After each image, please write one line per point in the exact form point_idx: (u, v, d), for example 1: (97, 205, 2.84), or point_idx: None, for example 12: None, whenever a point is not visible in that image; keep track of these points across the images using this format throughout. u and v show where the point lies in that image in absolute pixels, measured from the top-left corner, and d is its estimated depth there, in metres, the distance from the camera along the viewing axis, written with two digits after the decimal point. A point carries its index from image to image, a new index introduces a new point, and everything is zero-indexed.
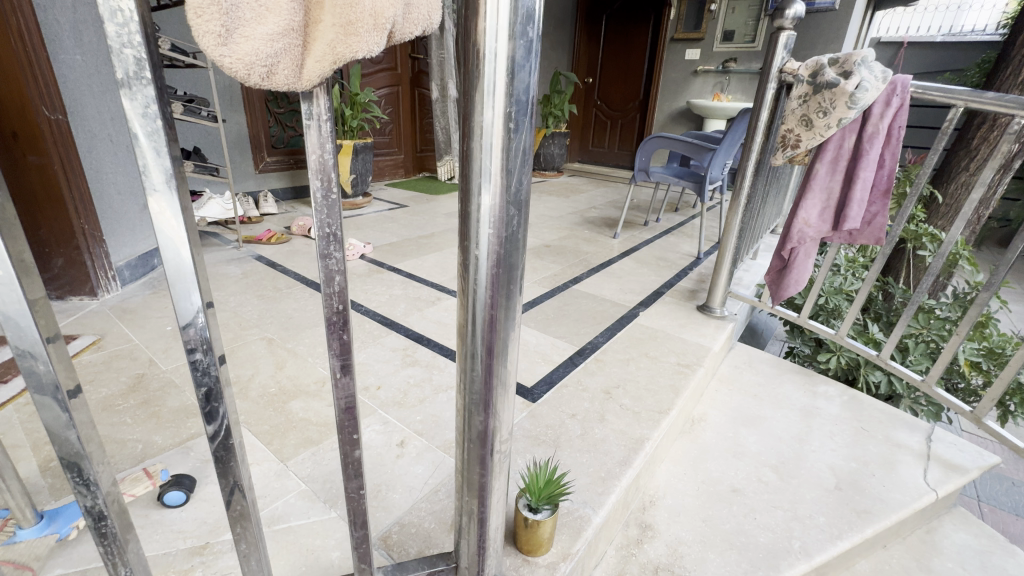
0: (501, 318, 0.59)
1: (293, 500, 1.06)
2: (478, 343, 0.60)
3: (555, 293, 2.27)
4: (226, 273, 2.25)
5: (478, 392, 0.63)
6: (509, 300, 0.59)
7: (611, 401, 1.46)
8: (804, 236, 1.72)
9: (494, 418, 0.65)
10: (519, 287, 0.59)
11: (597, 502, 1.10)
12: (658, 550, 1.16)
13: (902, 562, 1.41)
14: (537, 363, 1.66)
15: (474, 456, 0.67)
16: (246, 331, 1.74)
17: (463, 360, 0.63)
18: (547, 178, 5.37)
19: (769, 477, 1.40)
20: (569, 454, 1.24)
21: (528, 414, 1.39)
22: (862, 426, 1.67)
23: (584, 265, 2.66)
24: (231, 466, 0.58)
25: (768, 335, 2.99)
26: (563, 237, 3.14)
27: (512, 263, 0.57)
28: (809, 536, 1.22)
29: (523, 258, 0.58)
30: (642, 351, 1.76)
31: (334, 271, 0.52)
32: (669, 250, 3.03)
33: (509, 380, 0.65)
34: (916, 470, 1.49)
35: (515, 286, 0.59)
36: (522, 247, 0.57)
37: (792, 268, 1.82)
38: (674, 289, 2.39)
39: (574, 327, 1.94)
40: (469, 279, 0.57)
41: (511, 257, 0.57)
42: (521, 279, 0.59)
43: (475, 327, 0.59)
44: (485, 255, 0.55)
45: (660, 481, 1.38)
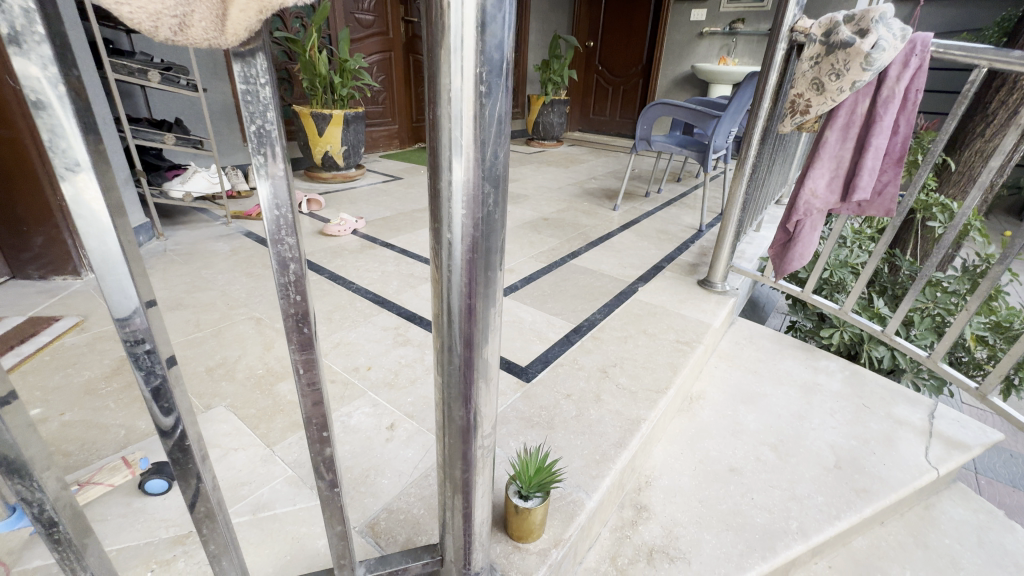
0: (481, 306, 0.54)
1: (280, 486, 1.03)
2: (456, 334, 0.55)
3: (552, 268, 2.21)
4: (215, 250, 2.19)
5: (457, 386, 0.58)
6: (488, 286, 0.53)
7: (607, 380, 1.43)
8: (811, 207, 1.65)
9: (475, 412, 0.61)
10: (498, 271, 0.54)
11: (591, 486, 1.07)
12: (653, 532, 1.15)
13: (899, 537, 1.41)
14: (531, 342, 1.62)
15: (457, 452, 0.63)
16: (234, 310, 1.70)
17: (439, 352, 0.58)
18: (547, 147, 5.23)
19: (767, 456, 1.38)
20: (563, 435, 1.21)
21: (522, 395, 1.35)
22: (864, 402, 1.64)
23: (582, 238, 2.59)
24: (190, 468, 0.54)
25: (769, 308, 2.94)
26: (562, 210, 3.06)
27: (492, 245, 0.51)
28: (807, 516, 1.21)
29: (500, 239, 0.52)
30: (640, 328, 1.72)
31: (289, 258, 0.47)
32: (670, 222, 2.95)
33: (491, 372, 0.60)
34: (918, 446, 1.46)
35: (497, 271, 0.54)
36: (501, 228, 0.52)
37: (796, 241, 1.74)
38: (674, 263, 2.33)
39: (572, 303, 1.90)
40: (443, 263, 0.52)
41: (489, 240, 0.51)
42: (501, 262, 0.54)
43: (453, 317, 0.54)
44: (460, 239, 0.50)
45: (655, 461, 1.36)
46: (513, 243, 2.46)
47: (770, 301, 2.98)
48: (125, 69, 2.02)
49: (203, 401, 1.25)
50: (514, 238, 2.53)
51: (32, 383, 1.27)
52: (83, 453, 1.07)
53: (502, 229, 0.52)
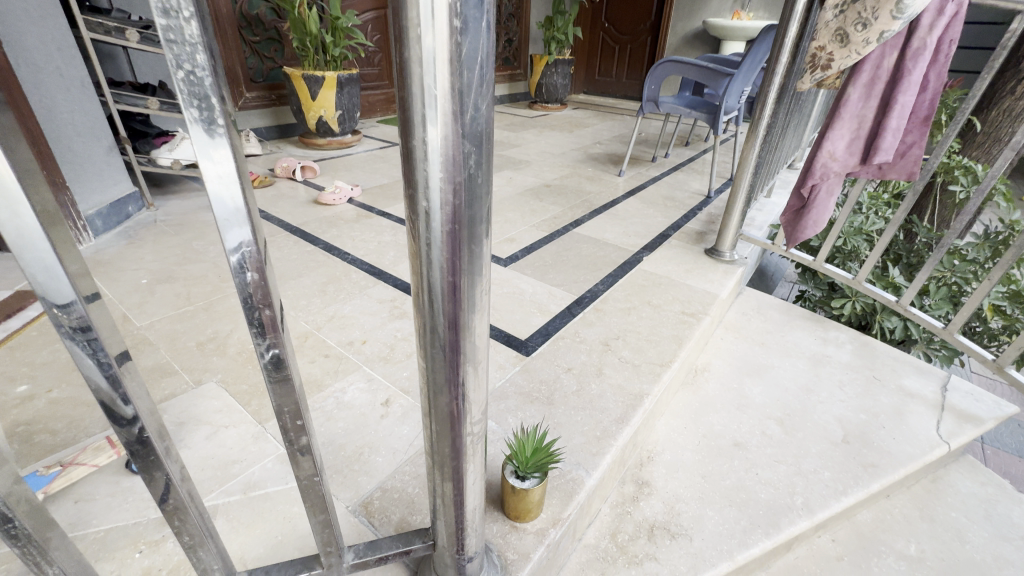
0: (467, 282, 0.48)
1: (271, 464, 1.01)
2: (440, 315, 0.49)
3: (554, 237, 2.13)
4: (207, 220, 2.13)
5: (443, 371, 0.53)
6: (474, 259, 0.47)
7: (609, 353, 1.39)
8: (829, 170, 1.55)
9: (464, 398, 0.56)
10: (484, 242, 0.48)
11: (591, 464, 1.04)
12: (654, 508, 1.13)
13: (904, 511, 1.39)
14: (531, 314, 1.57)
15: (445, 439, 0.59)
16: (226, 283, 1.65)
17: (423, 334, 0.52)
18: (550, 111, 5.04)
19: (774, 431, 1.34)
20: (564, 411, 1.18)
21: (521, 369, 1.31)
22: (874, 374, 1.60)
23: (586, 205, 2.50)
24: (152, 461, 0.50)
25: (777, 277, 2.88)
26: (565, 176, 2.95)
27: (476, 214, 0.45)
28: (813, 492, 1.18)
29: (487, 207, 0.46)
30: (644, 300, 1.66)
31: (240, 230, 0.41)
32: (677, 188, 2.85)
33: (479, 355, 0.55)
34: (929, 420, 1.42)
35: (483, 243, 0.47)
36: (486, 193, 0.45)
37: (811, 208, 1.65)
38: (681, 231, 2.24)
39: (574, 274, 1.83)
40: (421, 235, 0.45)
41: (473, 208, 0.44)
42: (488, 235, 0.47)
43: (435, 296, 0.48)
44: (440, 208, 0.43)
45: (658, 435, 1.32)
46: (514, 211, 2.38)
47: (778, 269, 2.90)
48: (101, 28, 1.90)
49: (194, 377, 1.22)
50: (515, 205, 2.45)
51: (18, 359, 1.24)
52: (71, 431, 1.04)
53: (488, 195, 0.45)
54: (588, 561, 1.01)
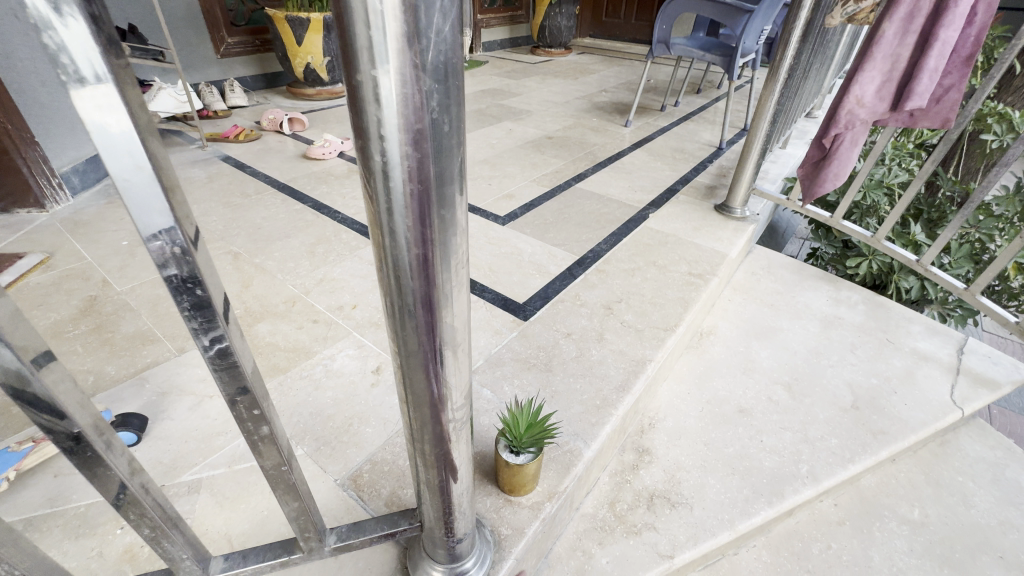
0: (439, 253, 0.40)
1: None
2: (409, 293, 0.42)
3: (555, 192, 2.02)
4: (190, 177, 2.03)
5: (417, 357, 0.46)
6: (446, 224, 0.39)
7: (611, 317, 1.32)
8: (855, 118, 1.42)
9: (443, 385, 0.49)
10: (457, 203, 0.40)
11: (589, 435, 1.00)
12: (654, 476, 1.09)
13: (910, 476, 1.36)
14: (530, 276, 1.49)
15: (425, 427, 0.53)
16: (209, 244, 1.57)
17: (391, 317, 0.45)
18: (554, 56, 4.74)
19: (780, 397, 1.29)
20: (563, 378, 1.13)
21: (519, 334, 1.25)
22: (887, 336, 1.53)
23: (590, 158, 2.36)
24: (92, 457, 0.44)
25: (787, 233, 2.77)
26: (568, 126, 2.79)
27: (447, 168, 0.37)
28: (818, 460, 1.14)
29: (459, 159, 0.37)
30: (650, 260, 1.58)
31: (148, 193, 0.33)
32: (687, 139, 2.69)
33: (459, 337, 0.48)
34: (942, 384, 1.37)
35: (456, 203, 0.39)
36: (457, 142, 0.37)
37: (832, 159, 1.53)
38: (690, 186, 2.12)
39: (575, 232, 1.74)
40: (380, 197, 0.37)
41: (441, 161, 0.36)
42: (461, 194, 0.39)
43: (402, 270, 0.40)
44: (400, 163, 0.35)
45: (660, 401, 1.28)
46: (514, 165, 2.25)
47: (790, 225, 2.78)
48: None
49: (177, 345, 1.17)
50: (515, 159, 2.31)
51: None
52: None
53: (460, 144, 0.37)
54: (585, 532, 0.99)
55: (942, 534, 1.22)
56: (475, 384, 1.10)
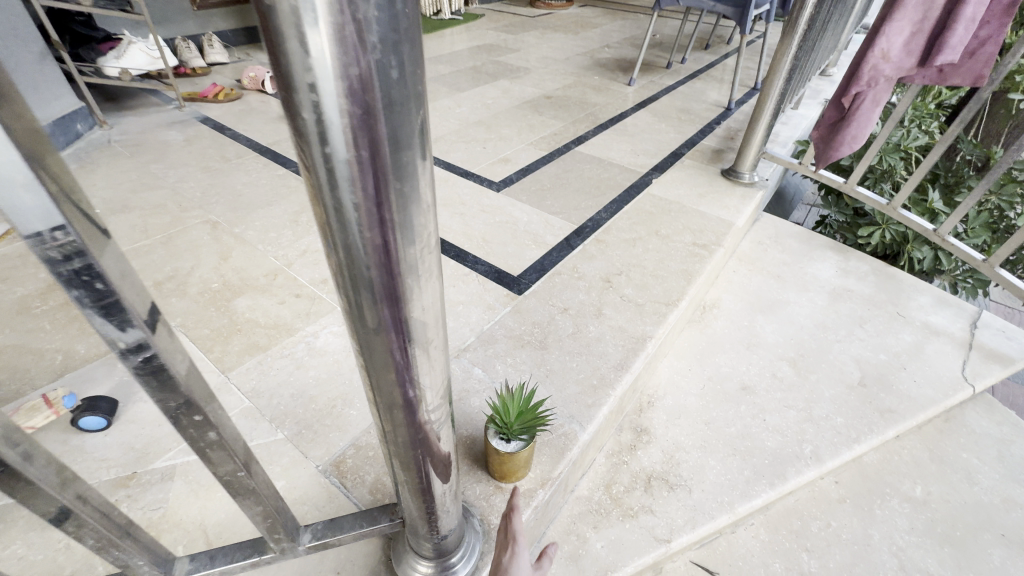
0: (400, 233, 0.33)
1: (235, 419, 0.92)
2: (366, 282, 0.34)
3: (553, 157, 1.91)
4: (167, 140, 1.91)
5: (383, 356, 0.39)
6: (406, 197, 0.31)
7: (611, 291, 1.25)
8: (879, 74, 1.30)
9: (416, 385, 0.43)
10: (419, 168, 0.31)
11: (586, 417, 0.95)
12: (652, 457, 1.05)
13: (914, 452, 1.32)
14: (526, 247, 1.41)
15: (400, 430, 0.47)
16: (186, 213, 1.48)
17: (350, 311, 0.37)
18: (555, 9, 4.47)
19: (785, 373, 1.24)
20: (558, 356, 1.07)
21: (513, 310, 1.19)
22: (897, 310, 1.47)
23: (591, 120, 2.24)
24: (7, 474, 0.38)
25: (795, 200, 2.66)
26: (568, 85, 2.63)
27: (404, 125, 0.28)
28: (822, 439, 1.10)
29: (418, 113, 0.29)
30: (652, 229, 1.50)
31: (5, 164, 0.25)
32: (694, 98, 2.54)
33: (432, 331, 0.40)
34: (953, 360, 1.32)
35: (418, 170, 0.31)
36: (417, 91, 0.28)
37: (852, 120, 1.41)
38: (696, 149, 2.01)
39: (574, 199, 1.65)
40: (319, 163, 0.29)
41: (395, 115, 0.28)
42: (424, 159, 0.32)
43: (356, 255, 0.33)
44: (340, 121, 0.26)
45: (660, 378, 1.23)
46: (510, 126, 2.13)
47: (798, 191, 2.68)
48: None
49: None
50: (511, 120, 2.19)
51: None
52: (15, 383, 0.95)
53: (419, 93, 0.28)
54: (580, 515, 0.96)
55: (944, 511, 1.19)
56: (466, 363, 1.04)
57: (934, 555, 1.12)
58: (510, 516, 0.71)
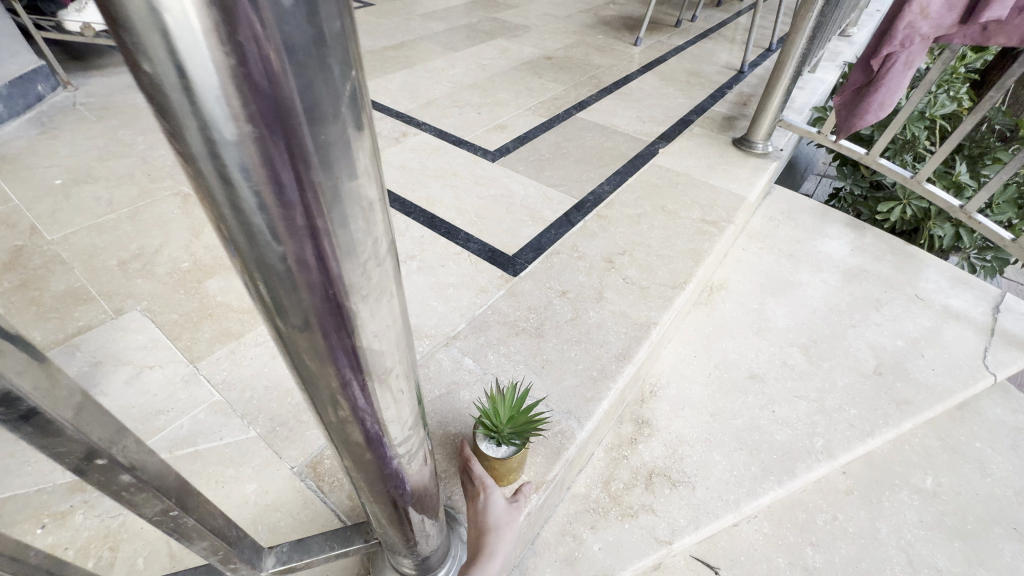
0: (334, 243, 0.24)
1: (203, 415, 0.85)
2: (295, 306, 0.26)
3: (553, 123, 1.78)
4: (137, 103, 1.77)
5: (331, 389, 0.31)
6: (338, 193, 0.22)
7: (613, 273, 1.16)
8: (914, 32, 1.18)
9: (377, 418, 0.35)
10: (353, 148, 0.22)
11: (585, 413, 0.88)
12: (654, 452, 0.99)
13: (925, 441, 1.26)
14: (522, 223, 1.31)
15: (363, 465, 0.39)
16: (156, 184, 1.37)
17: (281, 339, 0.29)
18: None
19: (797, 361, 1.17)
20: (555, 345, 0.99)
21: (507, 293, 1.10)
22: (916, 291, 1.39)
23: (594, 83, 2.08)
24: None
25: (806, 170, 2.53)
26: (570, 45, 2.46)
27: (323, 84, 0.19)
28: (835, 432, 1.04)
29: (342, 67, 0.20)
30: (658, 205, 1.39)
31: None
32: (704, 60, 2.38)
33: (393, 356, 0.32)
34: (973, 346, 1.25)
35: (352, 151, 0.22)
36: (338, 30, 0.18)
37: (880, 85, 1.29)
38: (706, 116, 1.88)
39: (574, 170, 1.53)
40: (200, 148, 0.19)
41: (306, 71, 0.18)
42: (361, 135, 0.22)
43: (276, 274, 0.24)
44: (214, 82, 0.17)
45: (664, 365, 1.15)
46: (507, 90, 1.98)
47: (809, 161, 2.55)
48: None
49: (114, 305, 1.02)
50: (509, 83, 2.03)
51: None
52: None
53: (341, 33, 0.19)
54: (576, 514, 0.90)
55: (955, 504, 1.14)
56: (455, 352, 0.96)
57: (943, 551, 1.07)
58: (472, 463, 0.73)
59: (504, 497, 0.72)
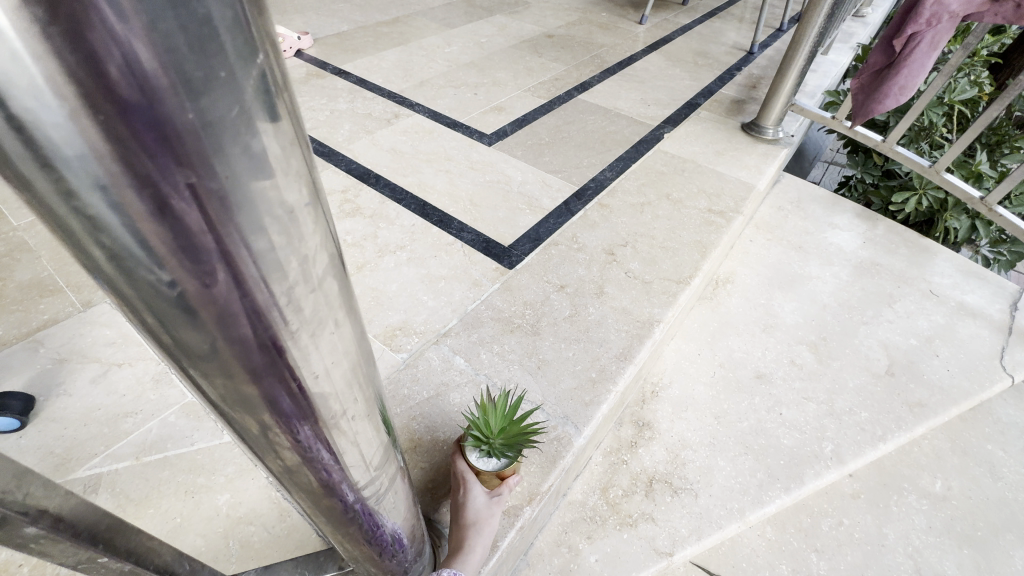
0: (248, 266, 0.18)
1: (173, 418, 0.79)
2: (204, 347, 0.19)
3: (553, 105, 1.69)
4: None
5: (268, 437, 0.25)
6: (239, 197, 0.16)
7: (615, 266, 1.10)
8: (943, 10, 1.10)
9: (335, 465, 0.29)
10: (256, 132, 0.15)
11: (582, 418, 0.83)
12: (655, 456, 0.94)
13: (935, 443, 1.22)
14: (519, 212, 1.24)
15: (322, 510, 0.33)
16: None
17: (195, 383, 0.22)
18: None
19: (806, 360, 1.12)
20: (552, 343, 0.94)
21: (502, 287, 1.04)
22: (929, 287, 1.33)
23: (596, 63, 1.99)
24: None
25: (814, 157, 2.45)
26: (572, 23, 2.35)
27: (191, 33, 0.12)
28: (845, 437, 0.99)
29: (227, 8, 0.13)
30: (663, 193, 1.32)
31: None
32: (711, 40, 2.27)
33: (348, 394, 0.26)
34: (989, 346, 1.20)
35: (255, 137, 0.15)
36: None
37: (902, 66, 1.21)
38: (714, 99, 1.79)
39: (575, 156, 1.46)
40: (3, 136, 0.12)
41: (155, 8, 0.11)
42: (272, 111, 0.16)
43: (168, 308, 0.18)
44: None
45: (666, 364, 1.10)
46: (505, 69, 1.89)
47: (818, 148, 2.47)
48: None
49: (82, 297, 0.95)
50: (507, 61, 1.94)
51: None
52: None
53: None
54: (572, 523, 0.86)
55: (965, 510, 1.10)
56: (446, 351, 0.91)
57: (952, 558, 1.03)
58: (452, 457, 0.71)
59: (483, 489, 0.68)
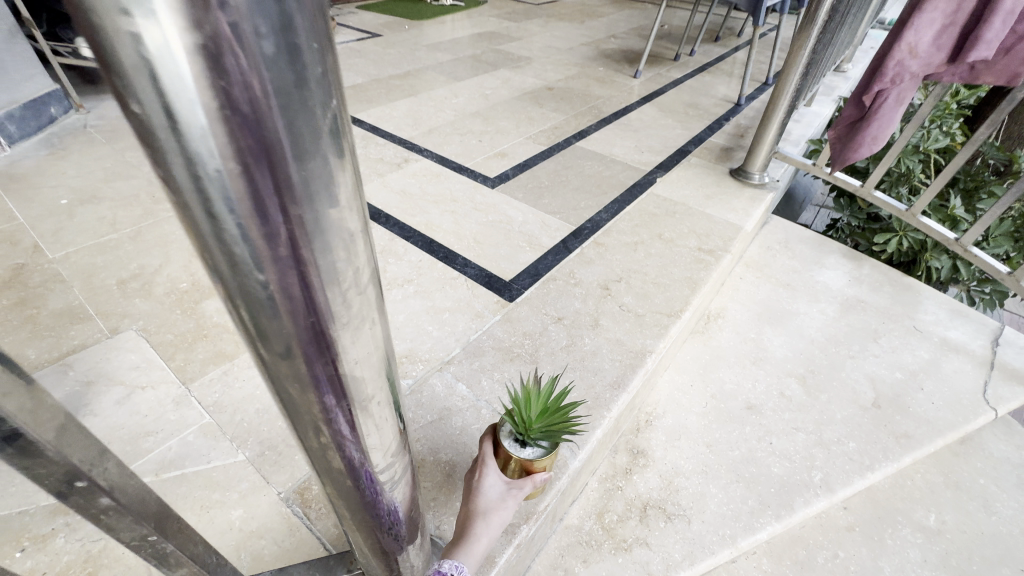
0: (317, 274, 0.24)
1: (192, 437, 0.84)
2: (278, 334, 0.26)
3: (552, 152, 1.81)
4: None
5: (311, 416, 0.31)
6: (320, 225, 0.23)
7: (609, 300, 1.17)
8: (904, 70, 1.21)
9: (359, 447, 0.35)
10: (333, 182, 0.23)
11: (577, 442, 0.87)
12: (649, 483, 0.97)
13: (928, 477, 1.24)
14: (520, 249, 1.32)
15: (346, 492, 0.39)
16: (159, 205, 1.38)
17: (262, 367, 0.29)
18: None
19: (794, 392, 1.16)
20: (549, 371, 0.99)
21: (502, 318, 1.10)
22: (913, 323, 1.38)
23: (593, 113, 2.13)
24: None
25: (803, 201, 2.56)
26: (571, 77, 2.52)
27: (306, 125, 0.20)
28: (833, 465, 1.03)
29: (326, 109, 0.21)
30: (655, 233, 1.40)
31: None
32: (702, 92, 2.43)
33: (375, 384, 0.32)
34: (973, 381, 1.24)
35: (334, 185, 0.23)
36: (320, 75, 0.19)
37: (873, 120, 1.31)
38: (704, 147, 1.91)
39: (573, 198, 1.55)
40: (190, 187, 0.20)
41: (289, 111, 0.19)
42: (343, 165, 0.23)
43: (259, 303, 0.24)
44: (203, 134, 0.17)
45: (659, 394, 1.14)
46: (509, 119, 2.03)
47: (807, 192, 2.58)
48: None
49: (110, 324, 1.02)
50: (510, 111, 2.08)
51: None
52: None
53: (322, 76, 0.20)
54: (568, 547, 0.88)
55: (960, 543, 1.11)
56: (449, 378, 0.96)
57: None
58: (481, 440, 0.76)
59: (503, 479, 0.72)
